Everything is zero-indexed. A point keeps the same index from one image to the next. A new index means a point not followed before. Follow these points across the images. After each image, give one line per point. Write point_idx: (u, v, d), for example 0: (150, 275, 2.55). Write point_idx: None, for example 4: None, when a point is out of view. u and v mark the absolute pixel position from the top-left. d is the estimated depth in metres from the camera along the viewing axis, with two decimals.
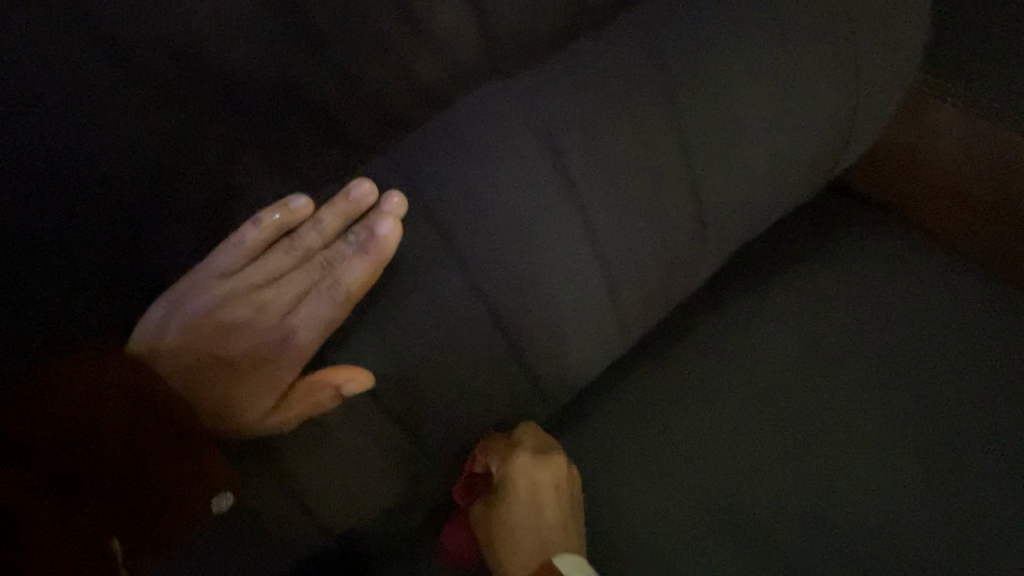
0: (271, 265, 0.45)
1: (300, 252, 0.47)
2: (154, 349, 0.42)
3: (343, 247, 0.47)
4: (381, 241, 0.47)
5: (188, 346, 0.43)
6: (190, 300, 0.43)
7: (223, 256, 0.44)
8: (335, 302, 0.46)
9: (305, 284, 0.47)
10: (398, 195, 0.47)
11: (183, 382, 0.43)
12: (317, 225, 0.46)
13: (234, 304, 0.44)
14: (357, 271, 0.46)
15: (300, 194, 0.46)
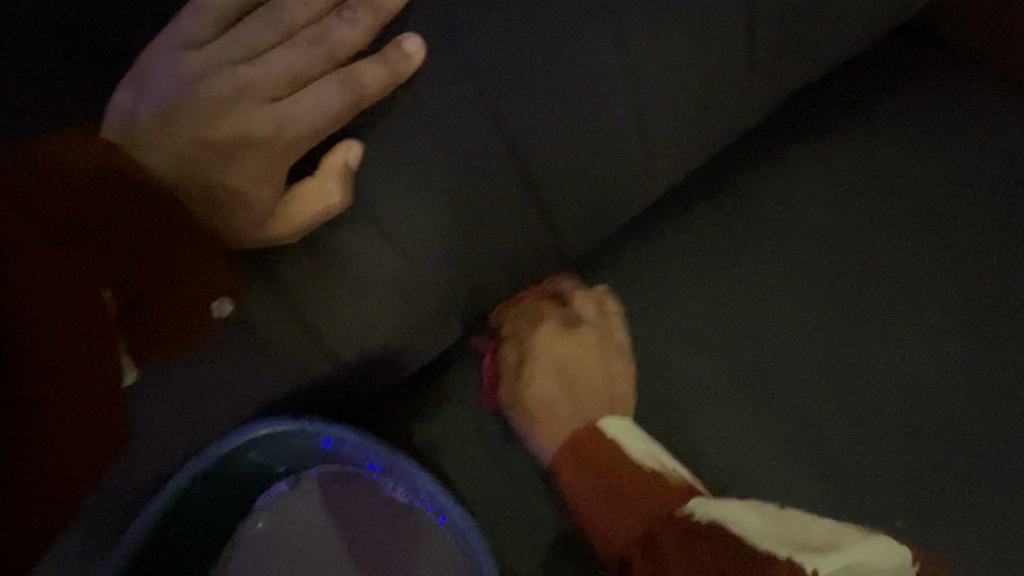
0: (252, 40, 0.41)
1: (286, 28, 0.42)
2: (129, 115, 0.39)
3: (342, 31, 0.42)
4: (404, 53, 0.42)
5: (170, 118, 0.40)
6: (164, 67, 0.40)
7: (195, 23, 0.41)
8: (342, 87, 0.41)
9: (299, 70, 0.41)
10: None
11: (174, 157, 0.39)
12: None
13: (210, 77, 0.41)
14: (364, 62, 0.41)
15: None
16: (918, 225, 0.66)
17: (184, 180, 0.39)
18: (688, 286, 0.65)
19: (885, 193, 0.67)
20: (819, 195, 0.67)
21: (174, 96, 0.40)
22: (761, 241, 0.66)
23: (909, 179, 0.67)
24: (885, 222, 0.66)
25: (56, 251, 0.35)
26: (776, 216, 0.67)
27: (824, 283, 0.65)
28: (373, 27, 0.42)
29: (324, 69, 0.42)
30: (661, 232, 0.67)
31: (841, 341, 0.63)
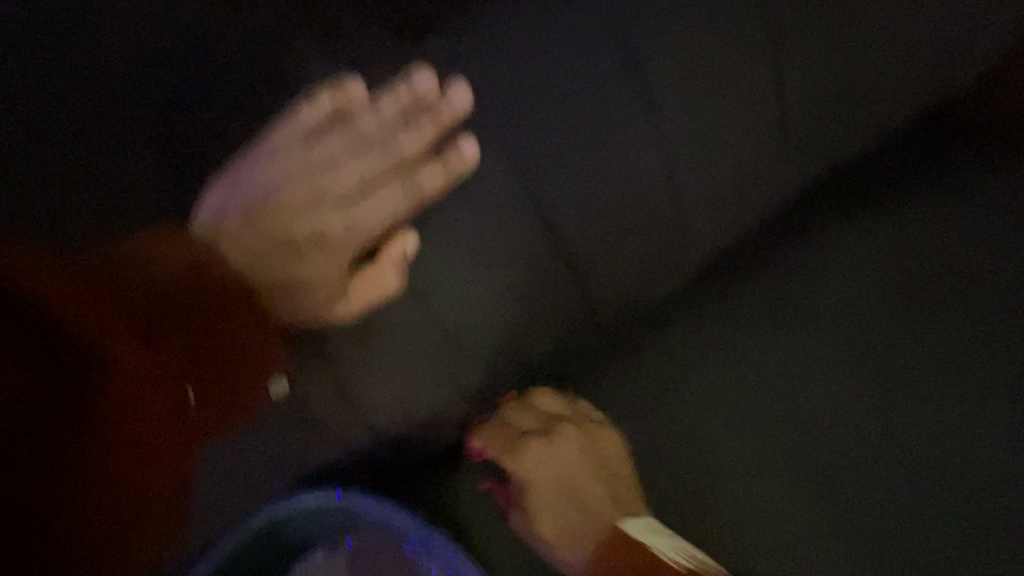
0: (329, 152, 0.46)
1: (360, 141, 0.47)
2: (219, 216, 0.44)
3: (407, 139, 0.47)
4: (460, 156, 0.46)
5: (255, 219, 0.45)
6: (253, 177, 0.45)
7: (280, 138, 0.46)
8: (405, 191, 0.46)
9: (369, 176, 0.47)
10: (464, 85, 0.46)
11: (256, 252, 0.44)
12: (377, 113, 0.47)
13: (293, 185, 0.46)
14: (423, 169, 0.46)
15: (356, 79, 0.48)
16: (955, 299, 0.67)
17: (262, 271, 0.44)
18: (730, 361, 0.65)
19: (921, 267, 0.68)
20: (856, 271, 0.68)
21: (261, 202, 0.45)
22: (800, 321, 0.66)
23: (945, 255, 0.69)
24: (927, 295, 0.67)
25: (137, 336, 0.42)
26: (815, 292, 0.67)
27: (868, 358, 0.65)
28: (434, 134, 0.46)
29: (390, 174, 0.47)
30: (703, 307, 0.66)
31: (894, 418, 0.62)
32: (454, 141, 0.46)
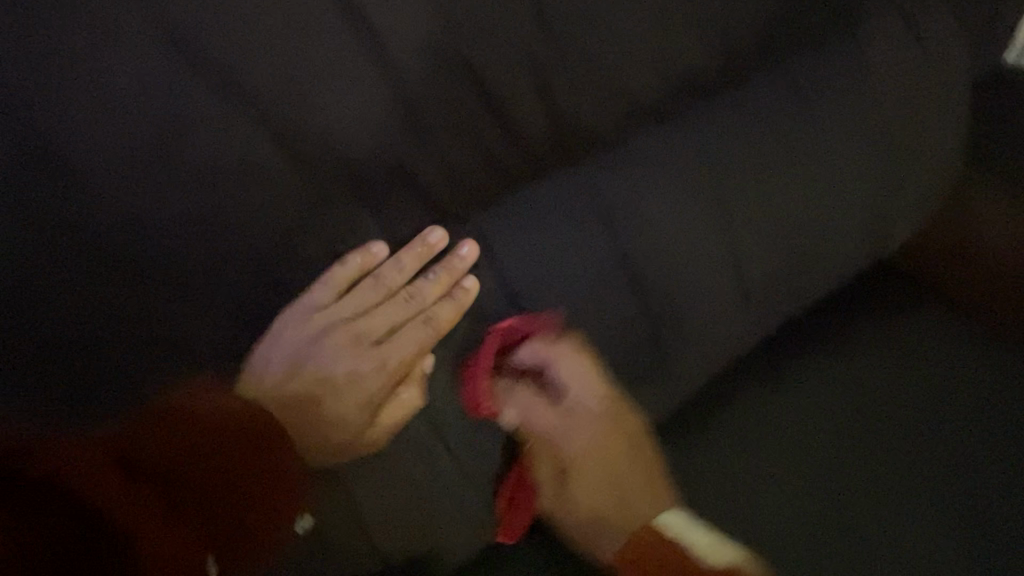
0: (360, 303, 0.51)
1: (387, 291, 0.53)
2: (264, 368, 0.48)
3: (426, 285, 0.54)
4: (464, 290, 0.54)
5: (295, 370, 0.49)
6: (293, 334, 0.49)
7: (318, 296, 0.50)
8: (427, 334, 0.53)
9: (396, 321, 0.53)
10: (471, 243, 0.55)
11: (294, 394, 0.50)
12: (400, 263, 0.52)
13: (330, 336, 0.50)
14: (440, 310, 0.54)
15: (378, 240, 0.52)
16: (928, 429, 0.74)
17: (297, 411, 0.49)
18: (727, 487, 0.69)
19: (895, 401, 0.75)
20: (837, 404, 0.75)
21: (304, 354, 0.50)
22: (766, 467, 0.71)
23: (914, 390, 0.76)
24: (903, 428, 0.74)
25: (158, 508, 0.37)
26: (802, 423, 0.73)
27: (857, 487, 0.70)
28: (447, 280, 0.54)
29: (411, 314, 0.53)
30: (692, 433, 0.72)
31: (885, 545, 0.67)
32: (457, 280, 0.55)
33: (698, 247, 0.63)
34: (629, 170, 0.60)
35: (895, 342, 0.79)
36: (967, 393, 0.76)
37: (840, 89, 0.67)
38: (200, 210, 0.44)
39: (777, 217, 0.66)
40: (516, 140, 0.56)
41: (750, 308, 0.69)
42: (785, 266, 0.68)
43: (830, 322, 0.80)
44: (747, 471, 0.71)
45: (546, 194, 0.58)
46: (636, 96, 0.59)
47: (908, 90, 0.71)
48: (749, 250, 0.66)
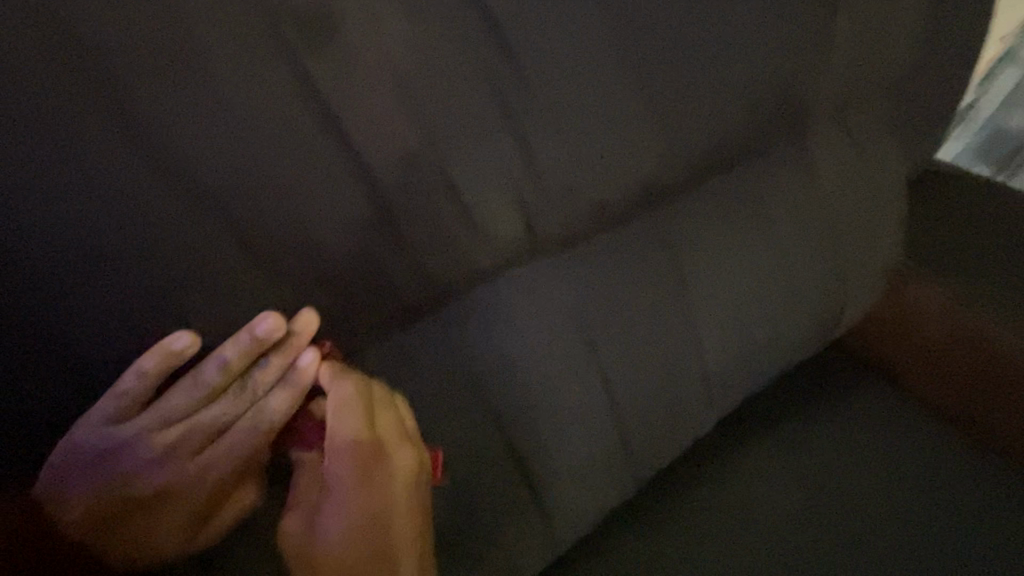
0: (171, 406, 0.43)
1: (201, 388, 0.44)
2: (60, 491, 0.42)
3: (259, 373, 0.46)
4: (301, 370, 0.47)
5: (89, 487, 0.42)
6: (92, 448, 0.42)
7: (117, 404, 0.42)
8: (262, 430, 0.47)
9: (221, 422, 0.45)
10: (310, 309, 0.48)
11: (88, 516, 0.42)
12: (217, 358, 0.44)
13: (139, 448, 0.43)
14: (274, 400, 0.47)
15: (184, 332, 0.43)
16: (889, 503, 0.76)
17: (106, 530, 0.43)
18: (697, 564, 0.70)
19: (851, 485, 0.77)
20: (796, 488, 0.77)
21: (103, 472, 0.42)
22: (733, 535, 0.73)
23: (870, 462, 0.79)
24: (862, 515, 0.75)
25: None
26: (764, 509, 0.75)
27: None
28: (283, 365, 0.47)
29: (241, 410, 0.46)
30: (656, 515, 0.74)
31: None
32: (294, 362, 0.48)
33: (672, 331, 0.65)
34: (598, 267, 0.61)
35: (847, 413, 0.84)
36: (924, 464, 0.80)
37: (793, 188, 0.72)
38: (164, 319, 0.44)
39: (744, 299, 0.69)
40: (501, 224, 0.55)
41: (719, 386, 0.71)
42: (749, 346, 0.71)
43: (788, 393, 0.85)
44: (718, 536, 0.73)
45: (523, 281, 0.58)
46: (611, 191, 0.60)
47: (859, 183, 0.76)
48: (718, 330, 0.68)
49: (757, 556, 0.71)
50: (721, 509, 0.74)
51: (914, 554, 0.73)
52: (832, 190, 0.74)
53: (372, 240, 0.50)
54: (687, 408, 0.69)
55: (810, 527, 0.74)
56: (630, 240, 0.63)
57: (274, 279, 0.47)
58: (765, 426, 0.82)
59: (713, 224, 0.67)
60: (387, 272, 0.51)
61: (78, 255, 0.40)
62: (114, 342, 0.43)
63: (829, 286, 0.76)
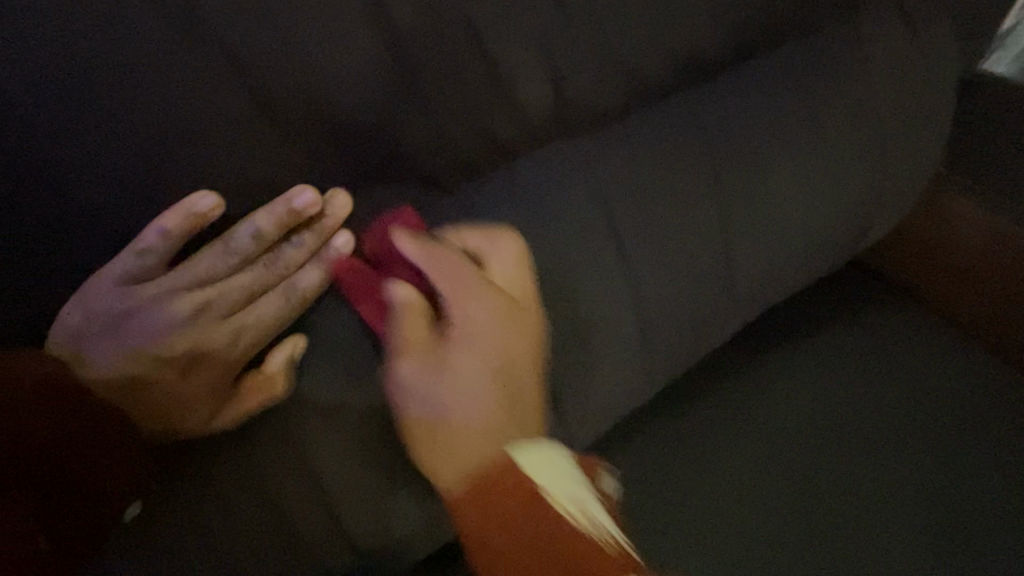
0: (199, 269, 0.43)
1: (230, 254, 0.43)
2: (80, 344, 0.41)
3: (290, 248, 0.46)
4: (335, 251, 0.47)
5: (113, 342, 0.41)
6: (114, 301, 0.41)
7: (141, 261, 0.41)
8: (291, 307, 0.46)
9: (249, 290, 0.45)
10: (344, 194, 0.46)
11: (112, 371, 0.42)
12: (250, 225, 0.43)
13: (164, 307, 0.42)
14: (305, 276, 0.46)
15: (208, 192, 0.41)
16: (908, 400, 0.77)
17: (129, 391, 0.42)
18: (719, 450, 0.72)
19: (872, 392, 0.77)
20: (819, 397, 0.76)
21: (129, 327, 0.41)
22: (754, 426, 0.74)
23: (894, 363, 0.79)
24: (888, 428, 0.75)
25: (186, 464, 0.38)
26: (787, 418, 0.75)
27: (842, 486, 0.72)
28: (314, 244, 0.46)
29: (271, 281, 0.45)
30: (675, 415, 0.75)
31: (873, 541, 0.69)
32: (326, 243, 0.47)
33: (708, 217, 0.62)
34: (633, 152, 0.57)
35: (874, 319, 0.82)
36: (945, 365, 0.80)
37: (841, 71, 0.66)
38: (182, 170, 0.41)
39: (785, 188, 0.66)
40: (532, 88, 0.51)
41: (751, 279, 0.69)
42: (786, 239, 0.69)
43: (816, 300, 0.83)
44: (740, 426, 0.74)
45: (557, 153, 0.54)
46: (647, 59, 0.55)
47: (911, 72, 0.71)
48: (756, 220, 0.65)
49: (777, 445, 0.73)
50: (742, 403, 0.75)
51: (930, 445, 0.75)
52: (884, 76, 0.69)
53: (397, 96, 0.46)
54: (718, 300, 0.67)
55: (829, 420, 0.75)
56: (667, 117, 0.58)
57: (295, 131, 0.43)
58: (790, 330, 0.81)
59: (756, 105, 0.62)
60: (415, 134, 0.48)
61: (82, 100, 0.37)
62: (134, 191, 0.40)
63: (872, 183, 0.72)
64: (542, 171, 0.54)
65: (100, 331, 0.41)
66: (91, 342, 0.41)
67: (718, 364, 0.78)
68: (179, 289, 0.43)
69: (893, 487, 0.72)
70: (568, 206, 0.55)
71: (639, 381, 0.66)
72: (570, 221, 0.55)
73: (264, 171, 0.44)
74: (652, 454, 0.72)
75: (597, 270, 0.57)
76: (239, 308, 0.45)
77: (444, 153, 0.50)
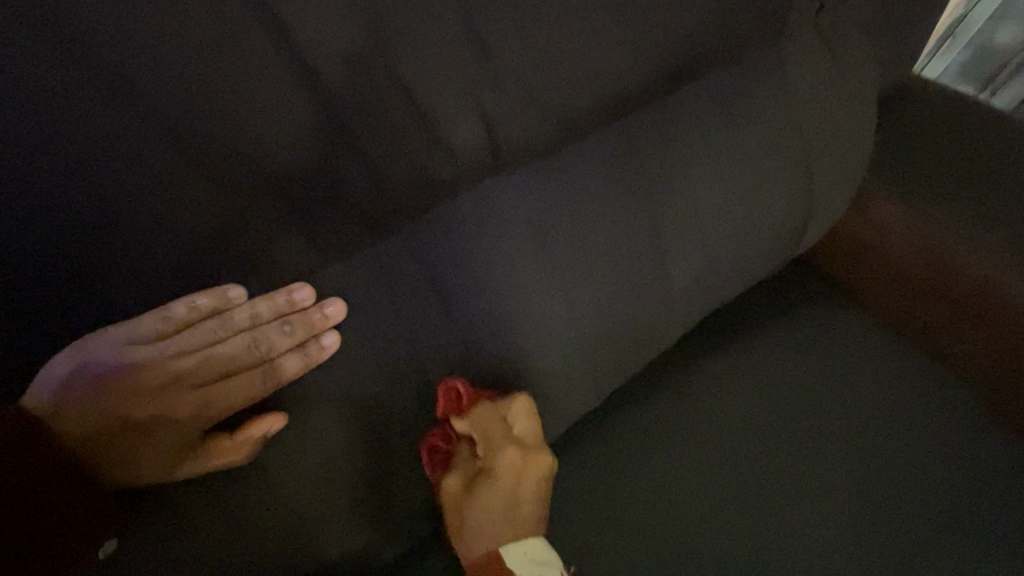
0: (195, 337, 0.46)
1: (229, 329, 0.47)
2: (63, 393, 0.42)
3: (278, 335, 0.49)
4: (321, 346, 0.50)
5: (98, 399, 0.44)
6: (109, 355, 0.43)
7: (151, 324, 0.45)
8: (267, 383, 0.49)
9: (235, 364, 0.48)
10: (338, 301, 0.50)
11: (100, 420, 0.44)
12: (251, 306, 0.48)
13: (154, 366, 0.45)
14: (287, 360, 0.49)
15: (237, 285, 0.47)
16: (840, 389, 0.84)
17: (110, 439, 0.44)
18: (665, 443, 0.78)
19: (806, 384, 0.84)
20: (753, 398, 0.82)
21: (120, 381, 0.44)
22: (696, 421, 0.80)
23: (825, 356, 0.86)
24: (820, 418, 0.82)
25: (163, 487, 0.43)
26: (723, 416, 0.81)
27: (778, 471, 0.78)
28: (302, 337, 0.49)
29: (255, 361, 0.48)
30: (626, 413, 0.81)
31: (806, 519, 0.75)
32: (314, 338, 0.50)
33: (645, 235, 0.66)
34: (566, 182, 0.60)
35: (809, 316, 0.89)
36: (873, 356, 0.87)
37: (766, 92, 0.70)
38: (138, 222, 0.43)
39: (720, 204, 0.70)
40: (466, 128, 0.54)
41: (691, 288, 0.73)
42: (722, 247, 0.73)
43: (756, 301, 0.90)
44: (683, 419, 0.80)
45: (496, 185, 0.57)
46: (578, 93, 0.58)
47: (834, 89, 0.75)
48: (693, 234, 0.69)
49: (718, 435, 0.79)
50: (684, 399, 0.81)
51: (859, 430, 0.81)
52: (807, 95, 0.73)
53: (333, 144, 0.49)
54: (659, 307, 0.71)
55: (761, 410, 0.82)
56: (599, 144, 0.61)
57: (238, 182, 0.46)
58: (731, 328, 0.87)
59: (686, 129, 0.66)
60: (355, 177, 0.50)
61: (28, 164, 0.40)
62: (98, 245, 0.42)
63: (802, 192, 0.77)
64: (483, 204, 0.57)
65: (89, 383, 0.43)
66: (76, 390, 0.43)
67: (666, 365, 0.84)
68: (172, 352, 0.45)
69: (823, 468, 0.78)
70: (509, 237, 0.57)
71: (589, 387, 0.70)
72: (510, 250, 0.57)
73: (213, 220, 0.46)
74: (604, 449, 0.78)
75: (541, 294, 0.60)
76: (224, 379, 0.48)
77: (387, 191, 0.52)
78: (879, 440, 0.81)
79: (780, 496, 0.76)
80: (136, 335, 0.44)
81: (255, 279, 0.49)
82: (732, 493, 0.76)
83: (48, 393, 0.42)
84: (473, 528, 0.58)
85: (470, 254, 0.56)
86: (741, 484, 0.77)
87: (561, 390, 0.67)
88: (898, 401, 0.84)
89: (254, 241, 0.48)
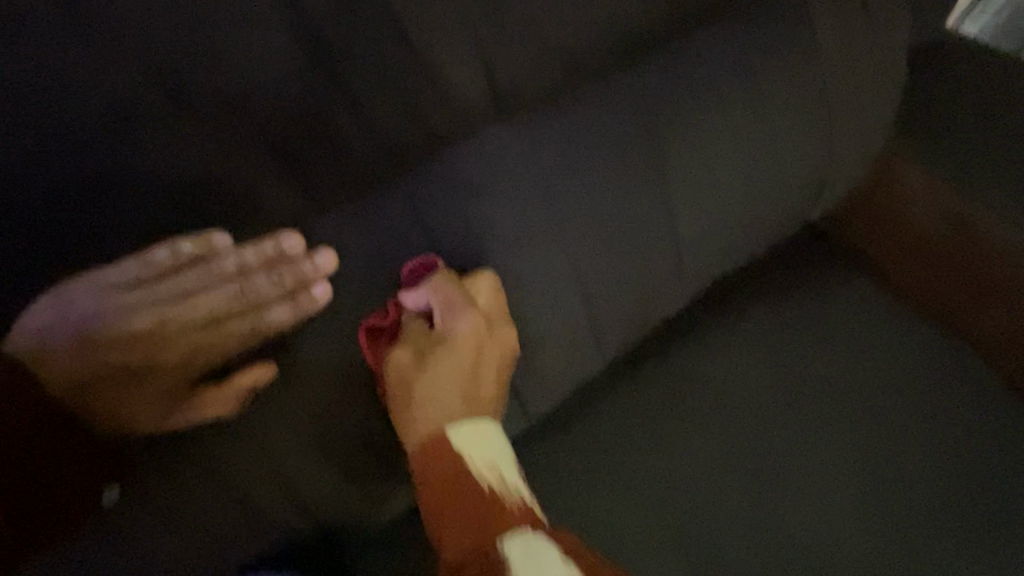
0: (180, 283, 0.45)
1: (215, 276, 0.46)
2: (49, 334, 0.42)
3: (265, 283, 0.47)
4: (311, 297, 0.48)
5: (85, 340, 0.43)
6: (93, 298, 0.43)
7: (135, 268, 0.43)
8: (255, 332, 0.48)
9: (223, 312, 0.47)
10: (330, 252, 0.48)
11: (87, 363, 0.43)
12: (237, 254, 0.46)
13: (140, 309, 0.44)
14: (276, 310, 0.48)
15: (224, 232, 0.45)
16: (855, 356, 0.81)
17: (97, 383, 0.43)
18: (671, 407, 0.76)
19: (819, 351, 0.80)
20: (763, 364, 0.79)
21: (106, 323, 0.44)
22: (703, 386, 0.78)
23: (841, 324, 0.83)
24: (834, 386, 0.79)
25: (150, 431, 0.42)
26: (731, 381, 0.78)
27: (787, 437, 0.75)
28: (291, 287, 0.47)
29: (242, 310, 0.47)
30: (632, 378, 0.79)
31: (813, 487, 0.73)
32: (303, 289, 0.48)
33: (654, 189, 0.63)
34: (571, 130, 0.57)
35: (826, 282, 0.85)
36: (894, 324, 0.83)
37: (786, 39, 0.66)
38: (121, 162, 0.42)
39: (735, 158, 0.66)
40: (464, 69, 0.51)
41: (702, 247, 0.70)
42: (736, 205, 0.69)
43: (771, 266, 0.86)
44: (690, 384, 0.78)
45: (497, 132, 0.54)
46: (582, 36, 0.55)
47: (859, 39, 0.70)
48: (706, 190, 0.66)
49: (725, 400, 0.77)
50: (691, 364, 0.79)
51: (874, 399, 0.78)
52: (831, 43, 0.69)
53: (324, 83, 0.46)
54: (669, 267, 0.68)
55: (772, 377, 0.79)
56: (606, 91, 0.58)
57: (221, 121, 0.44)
58: (744, 294, 0.84)
59: (699, 77, 0.62)
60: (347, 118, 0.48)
61: None
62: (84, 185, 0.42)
63: (821, 149, 0.73)
64: (484, 151, 0.54)
65: (76, 325, 0.43)
66: (62, 332, 0.42)
67: (674, 331, 0.81)
68: (157, 296, 0.44)
69: (834, 436, 0.76)
70: (511, 187, 0.55)
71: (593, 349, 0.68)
72: (511, 201, 0.55)
73: (197, 161, 0.44)
74: (609, 414, 0.76)
75: (542, 248, 0.58)
76: (212, 326, 0.47)
77: (381, 133, 0.49)
78: (896, 410, 0.78)
79: (788, 463, 0.74)
80: (121, 278, 0.43)
81: (242, 225, 0.47)
82: (738, 460, 0.74)
83: (34, 334, 0.41)
84: (421, 405, 0.53)
85: (469, 204, 0.53)
86: (747, 450, 0.75)
87: (563, 351, 0.65)
88: (920, 371, 0.80)
89: (240, 185, 0.46)
